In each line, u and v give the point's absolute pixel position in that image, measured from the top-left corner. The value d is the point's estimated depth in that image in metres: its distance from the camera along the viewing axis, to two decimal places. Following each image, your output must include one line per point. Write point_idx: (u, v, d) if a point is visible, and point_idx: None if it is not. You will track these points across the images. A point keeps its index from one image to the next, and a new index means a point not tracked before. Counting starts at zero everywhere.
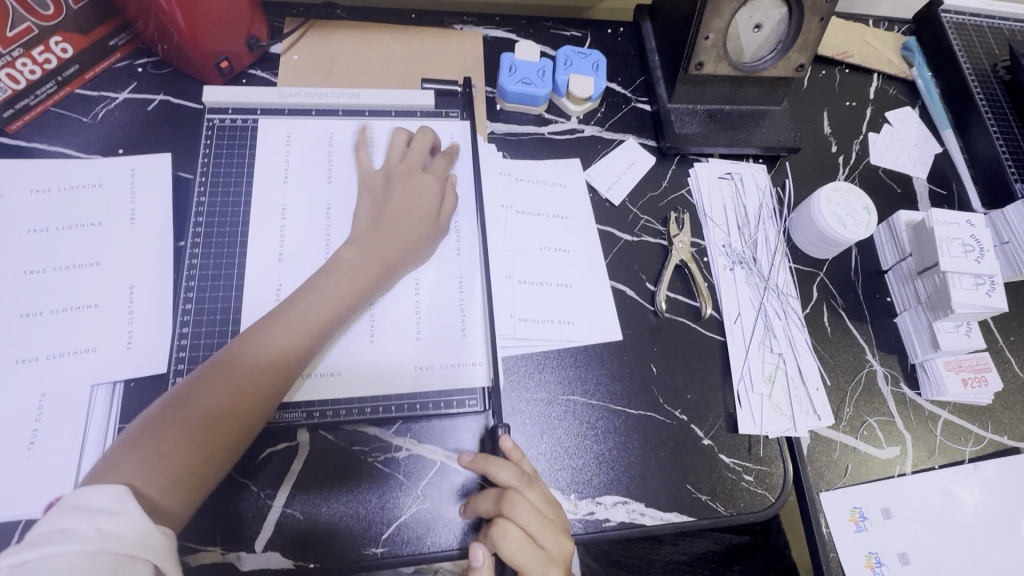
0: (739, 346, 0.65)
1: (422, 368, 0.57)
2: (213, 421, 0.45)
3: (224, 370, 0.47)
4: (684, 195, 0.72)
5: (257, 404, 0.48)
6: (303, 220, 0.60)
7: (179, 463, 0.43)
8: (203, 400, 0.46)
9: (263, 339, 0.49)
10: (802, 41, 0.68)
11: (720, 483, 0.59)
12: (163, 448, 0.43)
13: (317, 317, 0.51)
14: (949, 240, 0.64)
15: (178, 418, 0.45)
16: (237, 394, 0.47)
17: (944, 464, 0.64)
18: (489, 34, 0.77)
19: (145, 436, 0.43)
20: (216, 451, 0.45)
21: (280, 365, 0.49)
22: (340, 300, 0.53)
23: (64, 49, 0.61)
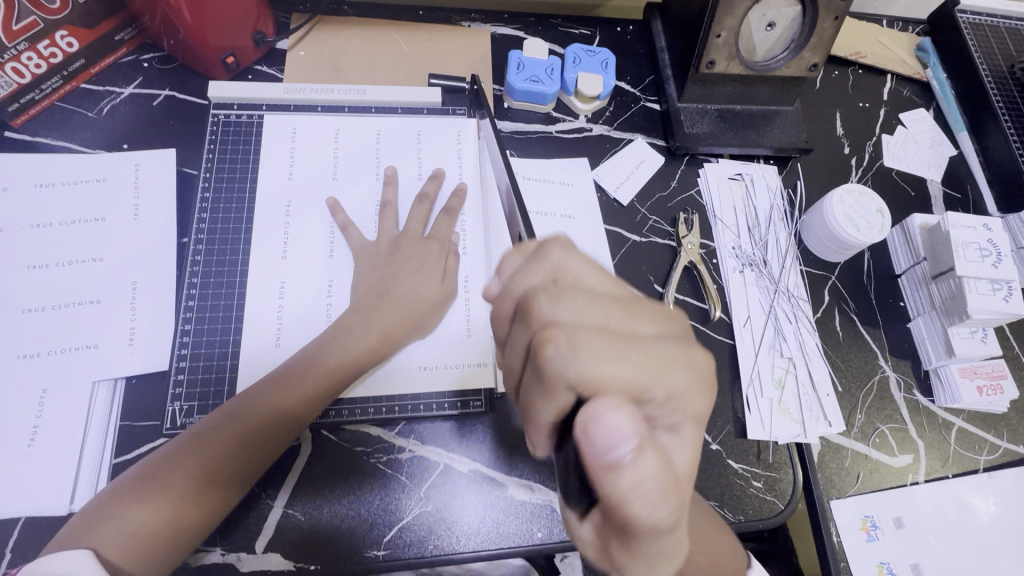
0: (748, 350, 0.63)
1: (426, 369, 0.56)
2: (197, 486, 0.45)
3: (218, 430, 0.48)
4: (694, 195, 0.71)
5: (243, 471, 0.47)
6: (308, 218, 0.60)
7: (157, 529, 0.44)
8: (191, 465, 0.46)
9: (261, 400, 0.49)
10: (816, 40, 0.66)
11: (728, 489, 0.58)
12: (147, 511, 0.44)
13: (308, 386, 0.50)
14: (965, 244, 0.63)
15: (166, 478, 0.45)
16: (225, 459, 0.47)
17: (958, 473, 0.63)
18: (497, 32, 0.77)
19: (135, 493, 0.45)
20: (195, 519, 0.45)
21: (272, 433, 0.49)
22: (344, 363, 0.51)
23: (70, 43, 0.61)
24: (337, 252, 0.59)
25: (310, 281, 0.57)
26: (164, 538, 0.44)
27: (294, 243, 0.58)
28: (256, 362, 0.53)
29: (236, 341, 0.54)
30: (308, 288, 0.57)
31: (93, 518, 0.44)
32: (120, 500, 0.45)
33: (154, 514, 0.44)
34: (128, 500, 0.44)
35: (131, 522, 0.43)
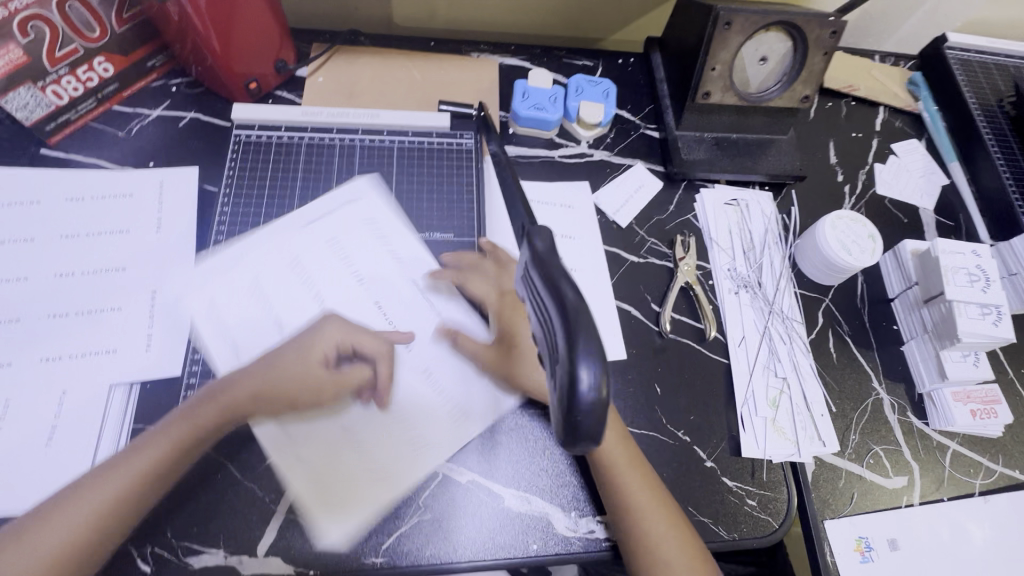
0: (743, 369, 0.65)
1: (418, 401, 0.57)
2: (133, 478, 0.48)
3: (158, 431, 0.50)
4: (691, 219, 0.74)
5: (176, 468, 0.50)
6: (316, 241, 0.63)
7: (90, 520, 0.46)
8: (129, 461, 0.49)
9: (201, 408, 0.52)
10: (807, 74, 0.70)
11: (723, 507, 0.59)
12: (85, 502, 0.47)
13: (223, 410, 0.52)
14: (954, 270, 0.65)
15: (106, 473, 0.48)
16: (161, 456, 0.49)
17: (953, 496, 0.63)
18: (505, 62, 0.81)
19: (78, 489, 0.48)
20: (126, 510, 0.47)
21: (207, 434, 0.51)
22: (290, 380, 0.53)
23: (106, 69, 0.65)
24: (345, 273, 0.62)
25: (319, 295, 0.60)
26: (91, 529, 0.46)
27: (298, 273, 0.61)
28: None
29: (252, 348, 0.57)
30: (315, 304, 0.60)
31: (36, 512, 0.47)
32: (59, 498, 0.47)
33: (90, 503, 0.47)
34: (68, 495, 0.47)
35: (68, 515, 0.46)
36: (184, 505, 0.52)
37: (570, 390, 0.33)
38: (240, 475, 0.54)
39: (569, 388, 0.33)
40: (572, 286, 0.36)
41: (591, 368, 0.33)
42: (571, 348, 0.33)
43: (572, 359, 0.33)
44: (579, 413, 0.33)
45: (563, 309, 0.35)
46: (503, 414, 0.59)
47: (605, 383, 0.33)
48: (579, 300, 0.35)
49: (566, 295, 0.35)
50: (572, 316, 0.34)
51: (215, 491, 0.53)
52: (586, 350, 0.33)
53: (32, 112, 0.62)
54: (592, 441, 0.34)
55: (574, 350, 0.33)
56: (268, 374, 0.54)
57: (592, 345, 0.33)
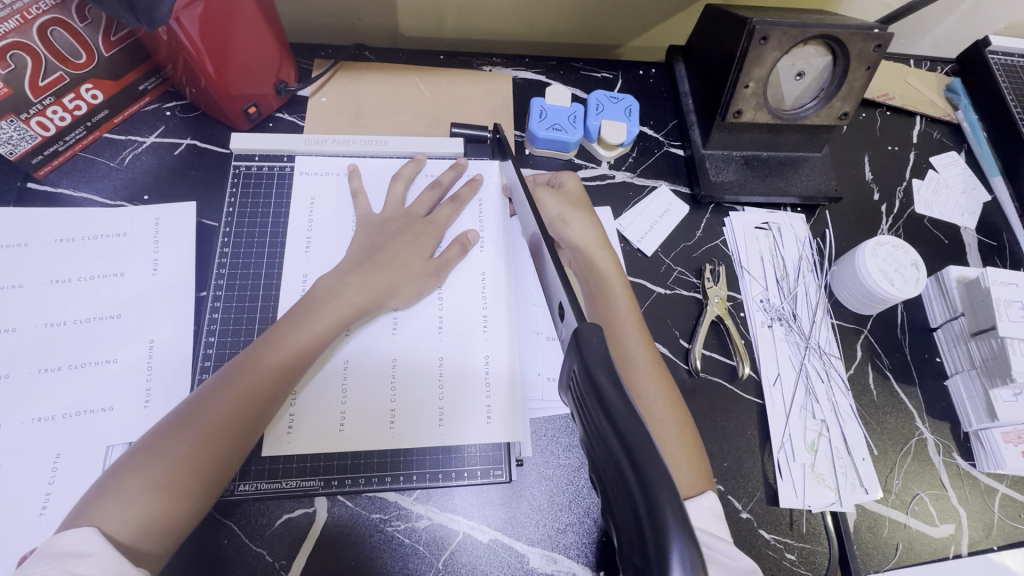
0: (778, 411, 0.61)
1: (465, 423, 0.53)
2: (220, 421, 0.45)
3: (241, 366, 0.48)
4: (719, 245, 0.69)
5: (265, 403, 0.47)
6: (367, 235, 0.58)
7: (183, 466, 0.43)
8: (214, 402, 0.46)
9: (281, 338, 0.50)
10: (846, 90, 0.65)
11: (760, 563, 0.55)
12: (171, 449, 0.44)
13: (304, 338, 0.50)
14: (1007, 302, 0.61)
15: (186, 419, 0.45)
16: (249, 392, 0.47)
17: (1003, 544, 0.60)
18: (518, 75, 0.76)
19: (156, 440, 0.44)
20: (233, 440, 0.46)
21: (298, 359, 0.50)
22: (386, 285, 0.55)
23: (95, 95, 0.61)
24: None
25: None
26: (187, 473, 0.43)
27: (365, 253, 0.56)
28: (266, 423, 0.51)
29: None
30: None
31: (114, 473, 0.43)
32: (140, 452, 0.44)
33: (180, 448, 0.44)
34: (148, 448, 0.44)
35: (154, 466, 0.43)
36: (192, 575, 0.48)
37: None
38: (249, 538, 0.50)
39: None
40: (629, 407, 0.29)
41: (682, 556, 0.24)
42: (653, 525, 0.26)
43: (659, 545, 0.25)
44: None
45: (627, 450, 0.28)
46: (526, 468, 0.55)
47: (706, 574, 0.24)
48: (644, 438, 0.28)
49: (625, 429, 0.28)
50: (640, 457, 0.27)
51: (223, 557, 0.50)
52: (676, 527, 0.25)
53: (16, 145, 0.57)
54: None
55: (660, 535, 0.25)
56: (361, 281, 0.54)
57: (678, 516, 0.25)
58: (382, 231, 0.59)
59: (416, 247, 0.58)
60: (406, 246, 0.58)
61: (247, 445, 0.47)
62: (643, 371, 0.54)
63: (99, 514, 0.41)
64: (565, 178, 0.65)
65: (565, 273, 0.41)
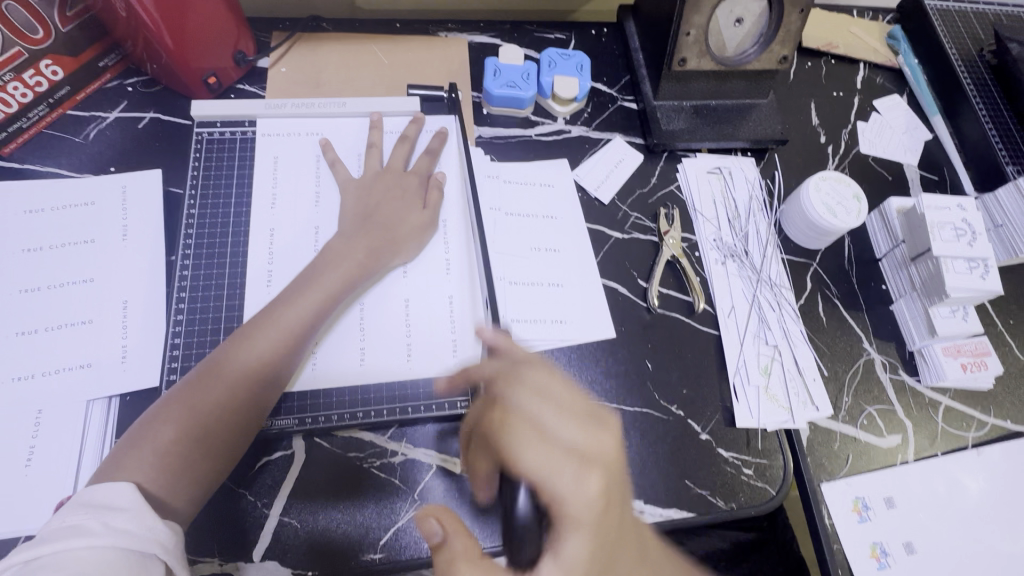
0: (733, 340, 0.64)
1: (433, 356, 0.57)
2: (245, 378, 0.49)
3: (260, 326, 0.51)
4: (674, 190, 0.72)
5: (287, 360, 0.51)
6: (357, 195, 0.61)
7: (213, 419, 0.47)
8: (237, 360, 0.49)
9: (296, 300, 0.53)
10: (784, 34, 0.68)
11: (719, 478, 0.59)
12: (201, 404, 0.47)
13: (311, 303, 0.53)
14: (940, 225, 0.64)
15: (213, 377, 0.48)
16: (269, 351, 0.50)
17: (948, 450, 0.64)
18: (474, 40, 0.78)
19: (184, 397, 0.47)
20: (250, 400, 0.49)
21: (313, 320, 0.53)
22: (387, 243, 0.58)
23: (55, 72, 0.62)
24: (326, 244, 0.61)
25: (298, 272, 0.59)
26: (218, 425, 0.47)
27: (361, 217, 0.59)
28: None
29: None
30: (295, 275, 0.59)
31: (145, 425, 0.46)
32: (168, 410, 0.47)
33: (209, 402, 0.47)
34: (177, 403, 0.47)
35: (186, 419, 0.46)
36: None
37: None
38: (230, 480, 0.52)
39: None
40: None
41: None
42: None
43: None
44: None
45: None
46: None
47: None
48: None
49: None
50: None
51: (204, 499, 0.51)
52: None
53: None
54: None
55: None
56: (360, 245, 0.57)
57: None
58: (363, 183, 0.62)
59: (406, 203, 0.61)
60: (398, 202, 0.61)
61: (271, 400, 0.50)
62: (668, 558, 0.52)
63: (136, 464, 0.44)
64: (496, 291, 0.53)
65: None
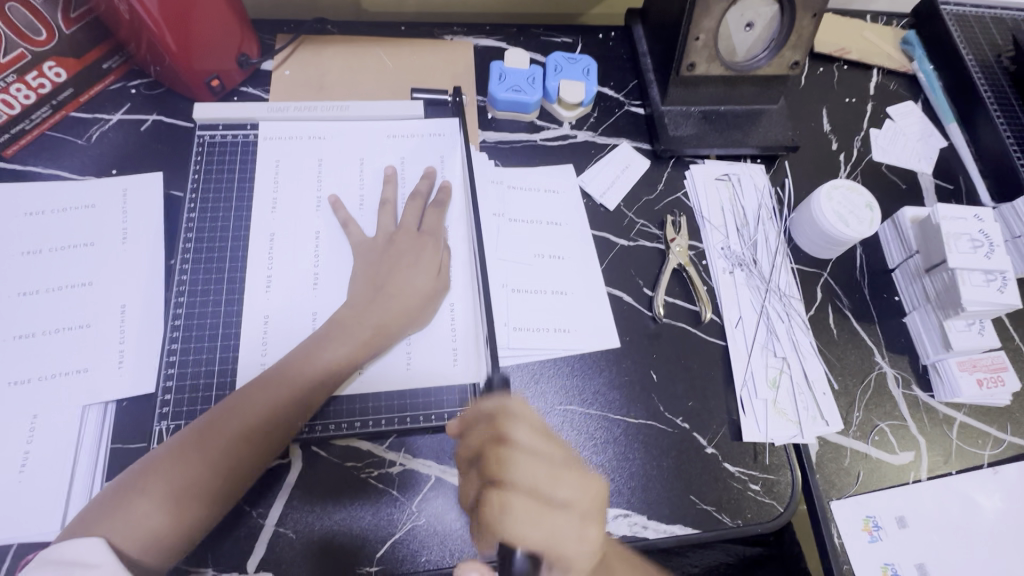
0: (741, 352, 0.63)
1: (433, 366, 0.57)
2: (235, 450, 0.48)
3: (289, 368, 0.52)
4: (681, 198, 0.71)
5: (280, 433, 0.50)
6: (369, 257, 0.59)
7: (196, 490, 0.46)
8: (229, 428, 0.49)
9: (299, 370, 0.52)
10: (795, 38, 0.67)
11: (725, 493, 0.57)
12: (187, 473, 0.47)
13: (341, 355, 0.53)
14: (956, 236, 0.62)
15: (202, 444, 0.48)
16: (262, 422, 0.50)
17: (962, 468, 0.62)
18: (479, 43, 0.77)
19: (171, 462, 0.47)
20: (264, 447, 0.49)
21: (314, 393, 0.52)
22: (398, 317, 0.55)
23: (58, 73, 0.62)
24: (327, 250, 0.60)
25: (297, 277, 0.58)
26: (200, 497, 0.46)
27: (371, 285, 0.57)
28: (248, 374, 0.54)
29: (236, 345, 0.55)
30: (294, 280, 0.58)
31: (131, 484, 0.46)
32: (188, 439, 0.48)
33: (196, 472, 0.47)
34: (163, 466, 0.47)
35: (171, 486, 0.46)
36: None
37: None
38: None
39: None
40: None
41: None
42: None
43: None
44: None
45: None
46: None
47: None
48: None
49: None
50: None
51: None
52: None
53: None
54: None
55: None
56: (390, 289, 0.57)
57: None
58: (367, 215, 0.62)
59: (417, 272, 0.58)
60: (408, 270, 0.58)
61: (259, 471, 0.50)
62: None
63: (149, 490, 0.46)
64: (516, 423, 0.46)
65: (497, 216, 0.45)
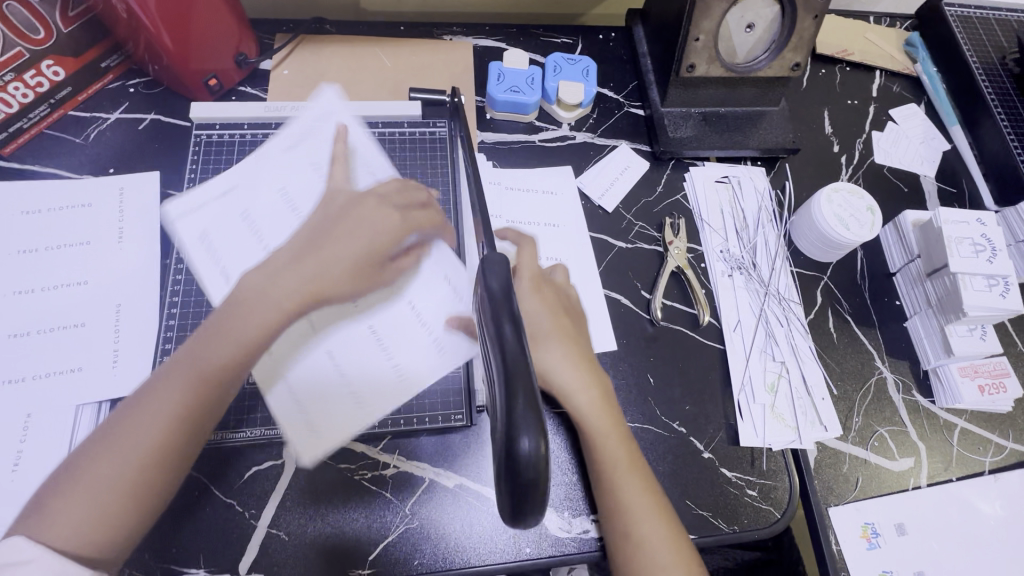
0: (739, 356, 0.62)
1: None
2: (157, 441, 0.44)
3: (205, 342, 0.47)
4: (680, 200, 0.71)
5: (200, 414, 0.46)
6: (313, 223, 0.51)
7: (124, 486, 0.43)
8: (145, 418, 0.44)
9: (208, 348, 0.47)
10: (797, 40, 0.66)
11: (722, 499, 0.57)
12: (108, 468, 0.43)
13: (255, 323, 0.47)
14: (958, 240, 0.62)
15: (119, 437, 0.44)
16: (184, 407, 0.45)
17: (962, 475, 0.61)
18: (479, 43, 0.77)
19: (94, 460, 0.44)
20: (193, 429, 0.46)
21: (221, 367, 0.46)
22: (326, 275, 0.48)
23: (56, 72, 0.62)
24: None
25: None
26: (132, 495, 0.43)
27: (304, 251, 0.49)
28: None
29: None
30: None
31: (58, 485, 0.44)
32: (109, 435, 0.45)
33: (118, 468, 0.43)
34: (88, 465, 0.44)
35: (97, 485, 0.43)
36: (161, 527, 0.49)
37: (507, 454, 0.28)
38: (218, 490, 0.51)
39: (507, 451, 0.28)
40: (513, 322, 0.31)
41: (530, 432, 0.27)
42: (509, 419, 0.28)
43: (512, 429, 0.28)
44: (518, 482, 0.28)
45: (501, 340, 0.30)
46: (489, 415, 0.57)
47: (545, 442, 0.28)
48: (517, 341, 0.30)
49: (506, 328, 0.31)
50: (513, 366, 0.29)
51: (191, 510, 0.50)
52: (526, 410, 0.28)
53: None
54: (534, 517, 0.29)
55: (514, 418, 0.28)
56: (319, 252, 0.49)
57: (528, 402, 0.28)
58: None
59: (364, 228, 0.49)
60: (346, 233, 0.49)
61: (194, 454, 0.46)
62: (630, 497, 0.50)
63: (74, 493, 0.43)
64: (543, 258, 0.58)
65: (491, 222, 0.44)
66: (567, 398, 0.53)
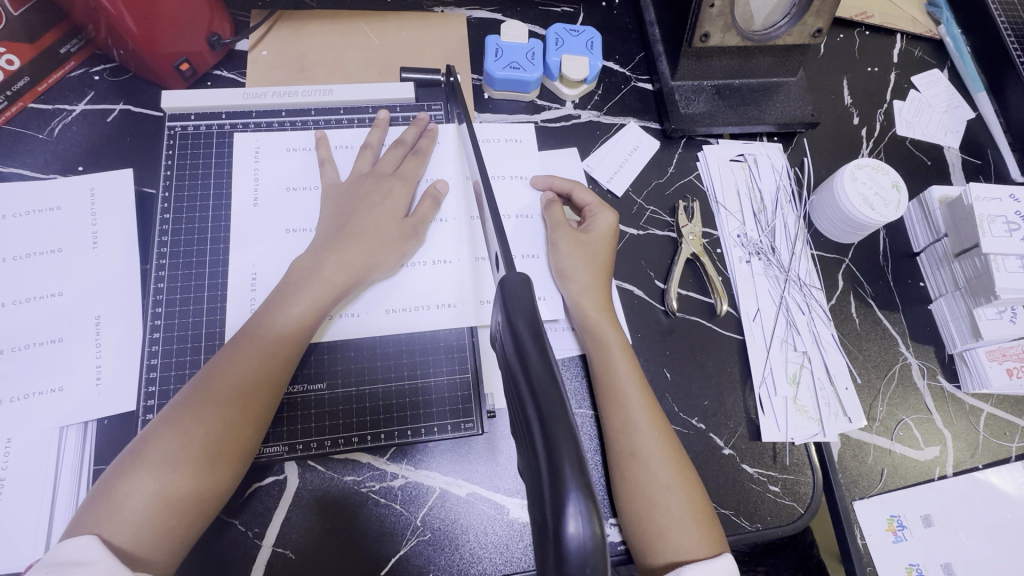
0: (759, 346, 0.59)
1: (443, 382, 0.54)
2: (227, 420, 0.44)
3: (269, 313, 0.49)
4: (693, 181, 0.66)
5: (278, 375, 0.47)
6: (335, 201, 0.56)
7: (202, 436, 0.43)
8: (209, 398, 0.45)
9: (267, 323, 0.49)
10: (820, 4, 0.61)
11: (744, 496, 0.55)
12: (171, 452, 0.42)
13: (311, 293, 0.50)
14: (991, 218, 0.58)
15: (185, 418, 0.44)
16: (251, 374, 0.46)
17: (988, 462, 0.59)
18: (472, 15, 0.71)
19: (161, 433, 0.43)
20: (260, 396, 0.46)
21: (293, 342, 0.49)
22: (363, 259, 0.53)
23: (10, 61, 0.57)
24: None
25: None
26: (203, 463, 0.43)
27: (335, 229, 0.54)
28: None
29: None
30: None
31: (118, 472, 0.42)
32: (174, 408, 0.45)
33: (183, 449, 0.43)
34: (148, 449, 0.43)
35: (160, 469, 0.42)
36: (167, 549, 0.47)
37: (554, 542, 0.23)
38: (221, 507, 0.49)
39: (554, 536, 0.24)
40: (542, 353, 0.28)
41: (577, 502, 0.23)
42: (552, 477, 0.24)
43: (557, 491, 0.24)
44: None
45: (527, 376, 0.27)
46: (499, 419, 0.55)
47: (600, 522, 0.23)
48: (550, 381, 0.27)
49: (532, 363, 0.28)
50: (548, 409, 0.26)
51: None
52: (572, 478, 0.24)
53: None
54: None
55: (557, 480, 0.24)
56: (347, 244, 0.53)
57: (575, 467, 0.24)
58: (350, 197, 0.56)
59: (387, 208, 0.55)
60: (377, 209, 0.55)
61: (268, 422, 0.47)
62: (656, 470, 0.48)
63: (140, 468, 0.42)
64: (596, 217, 0.58)
65: (499, 220, 0.40)
66: (609, 364, 0.52)
